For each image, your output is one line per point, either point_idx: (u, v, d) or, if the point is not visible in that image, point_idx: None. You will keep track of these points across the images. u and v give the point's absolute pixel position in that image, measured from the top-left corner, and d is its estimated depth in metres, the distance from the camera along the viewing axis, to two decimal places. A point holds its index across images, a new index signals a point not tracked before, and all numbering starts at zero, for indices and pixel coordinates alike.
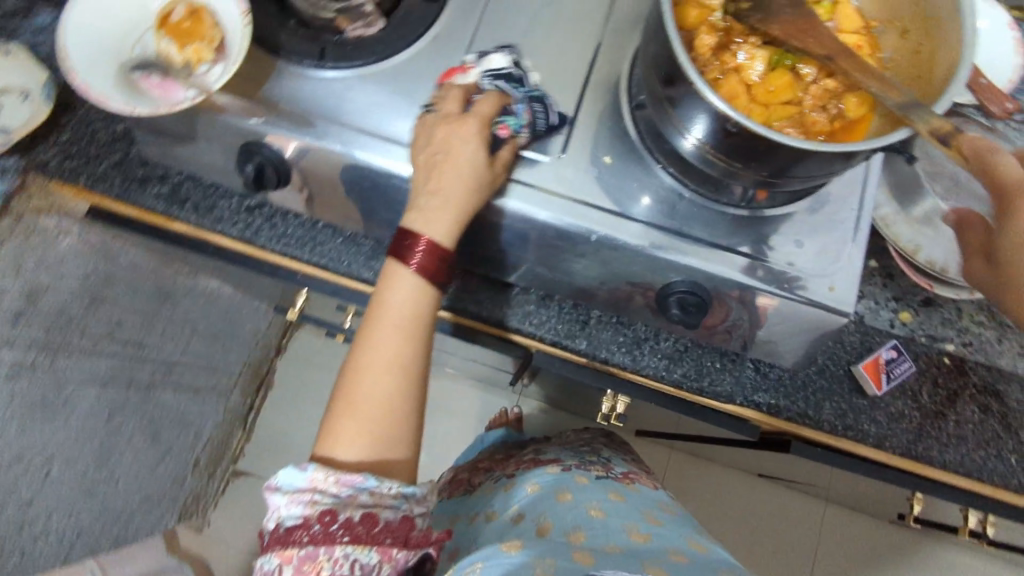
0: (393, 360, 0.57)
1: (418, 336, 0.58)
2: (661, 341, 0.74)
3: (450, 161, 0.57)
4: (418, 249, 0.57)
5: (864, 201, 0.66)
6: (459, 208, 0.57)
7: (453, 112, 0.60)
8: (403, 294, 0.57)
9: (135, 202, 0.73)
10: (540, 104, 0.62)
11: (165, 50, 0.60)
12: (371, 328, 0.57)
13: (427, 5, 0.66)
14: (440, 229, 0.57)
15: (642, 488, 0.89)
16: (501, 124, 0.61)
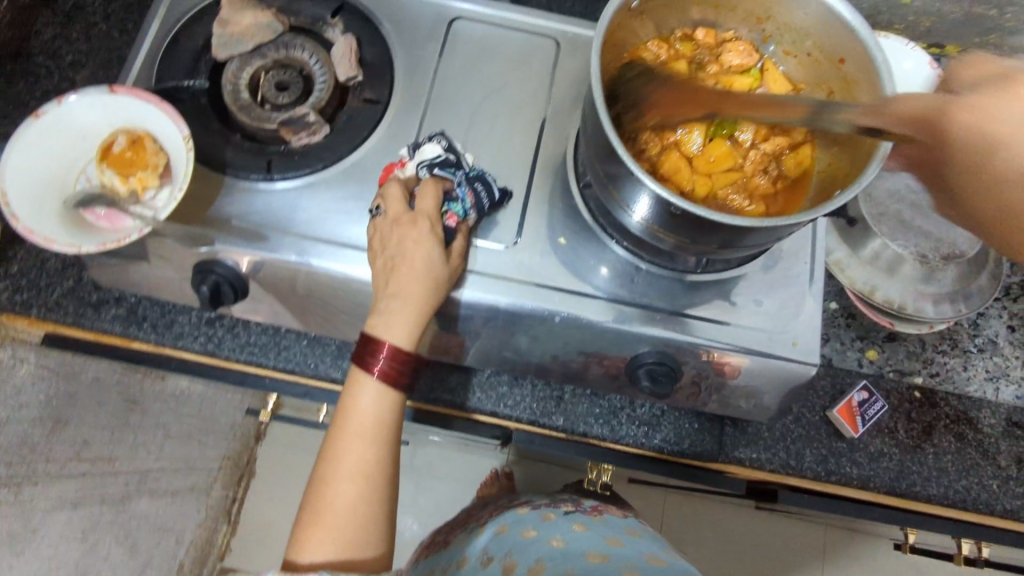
0: (360, 471, 0.53)
1: (386, 443, 0.55)
2: (638, 408, 0.75)
3: (405, 263, 0.55)
4: (382, 355, 0.54)
5: (814, 254, 0.67)
6: (419, 309, 0.55)
7: (399, 211, 0.58)
8: (369, 401, 0.54)
9: (90, 327, 0.71)
10: (479, 183, 0.60)
11: (108, 182, 0.59)
12: (336, 438, 0.54)
13: (369, 106, 0.67)
14: (401, 333, 0.55)
15: (609, 518, 0.79)
16: (449, 212, 0.59)
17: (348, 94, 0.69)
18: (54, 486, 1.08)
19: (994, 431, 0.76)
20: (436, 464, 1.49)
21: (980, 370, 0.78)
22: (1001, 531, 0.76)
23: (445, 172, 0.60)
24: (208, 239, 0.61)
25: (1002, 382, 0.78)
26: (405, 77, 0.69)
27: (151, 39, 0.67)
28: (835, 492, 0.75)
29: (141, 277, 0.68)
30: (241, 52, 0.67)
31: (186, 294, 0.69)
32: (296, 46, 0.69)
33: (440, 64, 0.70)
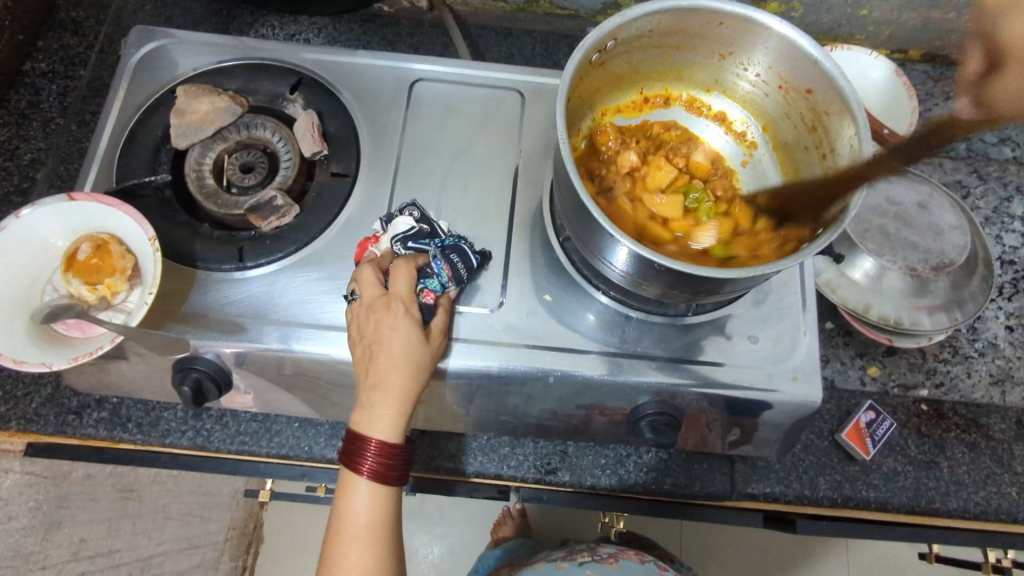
0: (362, 574, 0.54)
1: (384, 540, 0.55)
2: (644, 454, 0.73)
3: (385, 351, 0.55)
4: (370, 454, 0.54)
5: (803, 282, 0.66)
6: (401, 398, 0.55)
7: (374, 296, 0.57)
8: (363, 502, 0.55)
9: (73, 434, 0.69)
10: (456, 254, 0.60)
11: (75, 292, 0.57)
12: (334, 541, 0.55)
13: (338, 179, 0.66)
14: (387, 427, 0.55)
15: (624, 564, 0.78)
16: (425, 289, 0.59)
17: (315, 169, 0.67)
18: None
19: (1007, 436, 0.75)
20: (446, 510, 1.46)
21: (984, 374, 0.77)
22: None
23: (420, 244, 0.60)
24: (184, 337, 0.59)
25: (1008, 384, 0.77)
26: (371, 145, 0.68)
27: (108, 135, 0.66)
28: (853, 516, 0.73)
29: (120, 380, 0.65)
30: (201, 138, 0.66)
31: (169, 392, 0.66)
32: (258, 125, 0.68)
33: (405, 129, 0.69)
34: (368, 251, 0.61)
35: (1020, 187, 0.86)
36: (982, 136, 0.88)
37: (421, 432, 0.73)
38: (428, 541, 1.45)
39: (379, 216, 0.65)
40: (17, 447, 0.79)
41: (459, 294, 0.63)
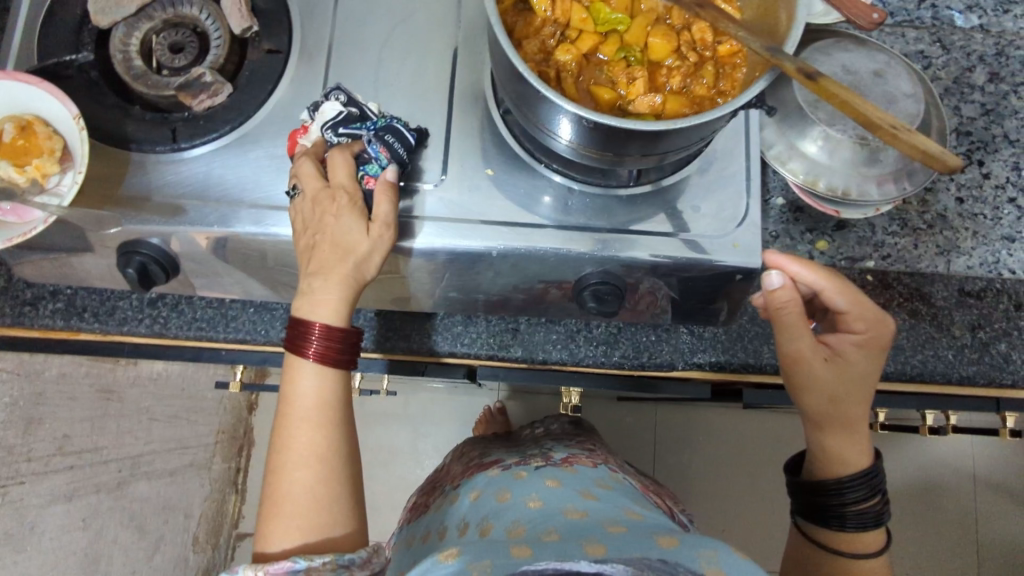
0: (313, 454, 0.57)
1: (334, 423, 0.58)
2: (594, 328, 0.75)
3: (327, 238, 0.56)
4: (315, 337, 0.56)
5: (749, 149, 0.66)
6: (346, 281, 0.57)
7: (316, 187, 0.57)
8: (309, 383, 0.57)
9: (31, 324, 0.70)
10: (390, 135, 0.59)
11: (4, 174, 0.57)
12: (284, 426, 0.57)
13: (271, 56, 0.64)
14: (330, 311, 0.57)
15: (581, 469, 0.84)
16: (365, 176, 0.58)
17: (248, 47, 0.65)
18: (42, 481, 1.00)
19: (948, 303, 0.77)
20: (429, 409, 1.52)
21: (932, 245, 0.78)
22: (959, 394, 0.79)
23: (351, 129, 0.58)
24: (123, 220, 0.59)
25: (954, 254, 0.78)
26: (303, 20, 0.65)
27: (24, 15, 0.63)
28: None
29: (71, 268, 0.66)
30: (124, 16, 0.63)
31: (120, 278, 0.67)
32: (183, 1, 0.65)
33: (338, 2, 0.66)
34: (298, 142, 0.60)
35: (983, 56, 0.84)
36: (948, 3, 0.85)
37: (378, 314, 0.75)
38: (412, 438, 1.51)
39: (304, 109, 0.62)
40: None
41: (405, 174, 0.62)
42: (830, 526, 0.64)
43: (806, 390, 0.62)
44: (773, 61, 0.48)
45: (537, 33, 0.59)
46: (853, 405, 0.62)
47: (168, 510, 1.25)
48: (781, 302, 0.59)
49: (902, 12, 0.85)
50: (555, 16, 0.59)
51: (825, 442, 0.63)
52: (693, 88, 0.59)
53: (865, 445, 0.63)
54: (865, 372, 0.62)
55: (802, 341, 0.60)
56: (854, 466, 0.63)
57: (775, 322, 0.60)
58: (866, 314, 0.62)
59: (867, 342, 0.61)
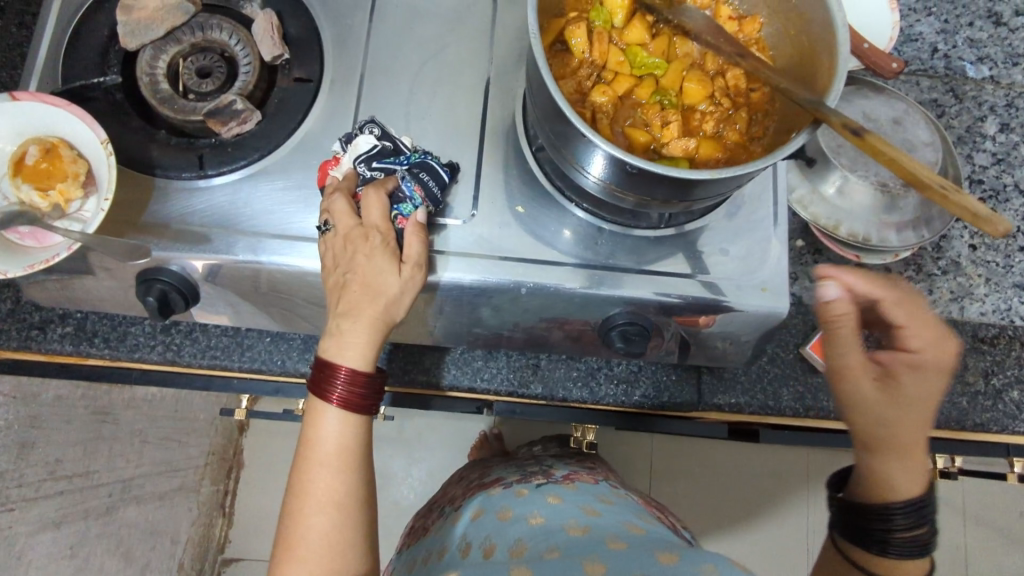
0: (330, 500, 0.55)
1: (353, 468, 0.56)
2: (615, 366, 0.74)
3: (358, 278, 0.55)
4: (340, 381, 0.55)
5: (778, 195, 0.66)
6: (374, 324, 0.56)
7: (350, 226, 0.56)
8: (332, 428, 0.56)
9: (38, 348, 0.68)
10: (424, 172, 0.58)
11: (27, 198, 0.55)
12: (303, 469, 0.55)
13: (302, 85, 0.64)
14: (358, 355, 0.56)
15: (581, 484, 0.83)
16: (399, 216, 0.57)
17: (277, 75, 0.64)
18: (31, 508, 1.06)
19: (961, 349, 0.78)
20: (425, 434, 1.48)
21: (947, 291, 0.79)
22: (972, 441, 0.79)
23: (385, 163, 0.58)
24: (147, 247, 0.57)
25: (966, 301, 0.79)
26: (335, 50, 0.65)
27: (50, 35, 0.62)
28: (814, 424, 0.76)
29: (84, 294, 0.64)
30: (153, 39, 0.62)
31: (136, 305, 0.65)
32: (213, 26, 0.64)
33: (370, 33, 0.66)
34: (329, 175, 0.59)
35: (994, 107, 0.86)
36: (960, 54, 0.87)
37: (395, 345, 0.74)
38: (406, 465, 1.48)
39: (336, 140, 0.62)
40: None
41: (436, 210, 0.61)
42: (869, 552, 0.60)
43: (853, 408, 0.60)
44: (818, 113, 0.48)
45: (574, 74, 0.59)
46: (906, 426, 0.58)
47: (155, 535, 1.21)
48: (835, 315, 0.61)
49: (916, 61, 0.87)
50: (592, 57, 0.59)
51: (872, 462, 0.59)
52: (726, 133, 0.59)
53: (920, 468, 0.59)
54: (920, 394, 0.59)
55: (852, 356, 0.60)
56: (904, 489, 0.58)
57: (826, 333, 0.62)
58: (921, 332, 0.61)
59: (921, 362, 0.60)
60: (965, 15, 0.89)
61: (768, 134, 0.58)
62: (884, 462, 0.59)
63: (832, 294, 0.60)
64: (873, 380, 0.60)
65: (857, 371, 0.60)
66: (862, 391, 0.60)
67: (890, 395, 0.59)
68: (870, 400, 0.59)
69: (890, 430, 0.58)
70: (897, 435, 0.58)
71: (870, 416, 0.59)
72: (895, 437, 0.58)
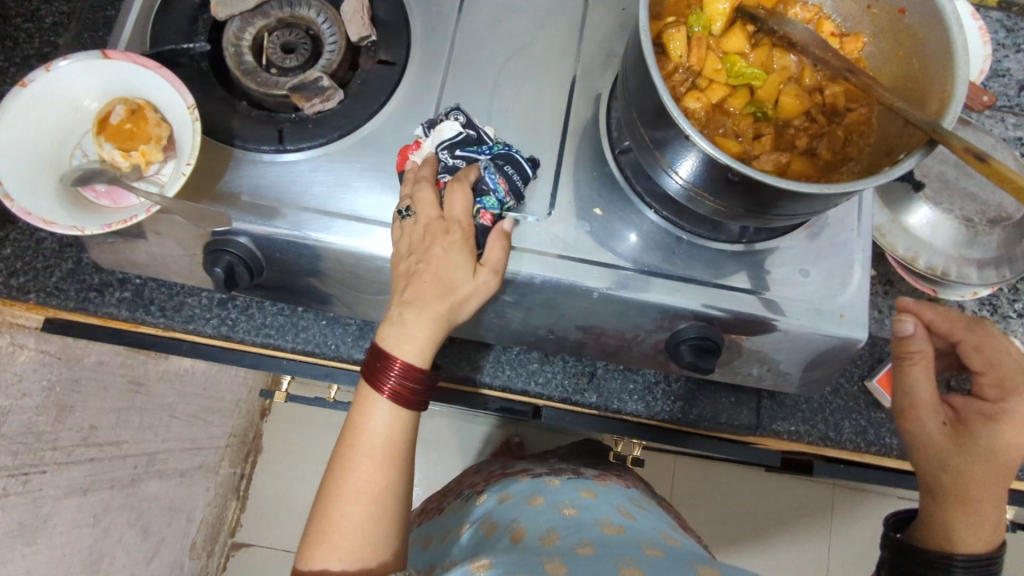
0: (369, 491, 0.53)
1: (396, 465, 0.54)
2: (673, 382, 0.72)
3: (430, 270, 0.54)
4: (394, 373, 0.53)
5: (863, 220, 0.63)
6: (440, 320, 0.54)
7: (432, 216, 0.55)
8: (381, 421, 0.54)
9: (94, 311, 0.67)
10: (508, 166, 0.58)
11: (108, 157, 0.54)
12: (347, 455, 0.54)
13: (387, 68, 0.63)
14: (418, 350, 0.54)
15: (614, 486, 0.81)
16: (481, 210, 0.57)
17: (362, 57, 0.63)
18: (63, 472, 0.97)
19: None
20: (445, 435, 1.47)
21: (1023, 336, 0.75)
22: None
23: (468, 152, 0.58)
24: (224, 214, 0.56)
25: None
26: (421, 36, 0.64)
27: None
28: (870, 461, 0.73)
29: (148, 259, 0.63)
30: (242, 10, 0.62)
31: (199, 276, 0.65)
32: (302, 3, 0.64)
33: (458, 22, 0.65)
34: (409, 158, 0.58)
35: None
36: None
37: (450, 340, 0.72)
38: (425, 464, 1.45)
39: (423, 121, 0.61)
40: (33, 324, 0.78)
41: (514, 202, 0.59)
42: None
43: (915, 449, 0.60)
44: (934, 135, 0.45)
45: (669, 77, 0.57)
46: (976, 478, 0.57)
47: (172, 512, 1.22)
48: (911, 350, 0.60)
49: (1002, 97, 0.84)
50: (689, 62, 0.57)
51: (935, 510, 0.59)
52: (818, 151, 0.58)
53: (985, 529, 0.57)
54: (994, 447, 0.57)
55: (923, 389, 0.59)
56: (967, 547, 0.57)
57: (896, 365, 0.61)
58: (1003, 383, 0.59)
59: (999, 412, 0.57)
60: None
61: (866, 155, 0.56)
62: (947, 513, 0.58)
63: (909, 324, 0.60)
64: (941, 423, 0.59)
65: (923, 410, 0.59)
66: (927, 427, 0.59)
67: (963, 437, 0.58)
68: (939, 442, 0.58)
69: (953, 474, 0.57)
70: (962, 485, 0.57)
71: (937, 459, 0.58)
72: (960, 487, 0.57)
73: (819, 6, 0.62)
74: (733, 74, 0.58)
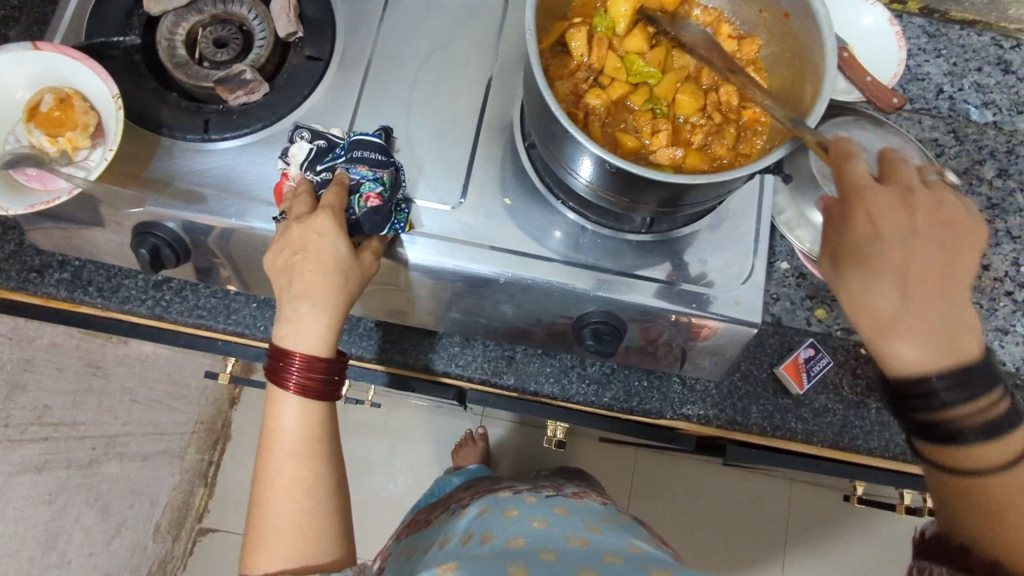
0: (299, 489, 0.57)
1: (318, 456, 0.58)
2: (588, 366, 0.75)
3: (309, 261, 0.56)
4: (294, 367, 0.56)
5: (761, 213, 0.67)
6: (339, 298, 0.57)
7: (304, 213, 0.57)
8: (290, 418, 0.57)
9: (35, 291, 0.70)
10: (359, 149, 0.60)
11: (37, 142, 0.58)
12: (269, 456, 0.57)
13: (311, 63, 0.66)
14: (315, 341, 0.57)
15: (589, 503, 0.83)
16: (364, 196, 0.58)
17: (289, 52, 0.67)
18: None
19: None
20: (409, 425, 1.50)
21: None
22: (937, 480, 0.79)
23: (326, 163, 0.60)
24: (145, 199, 0.60)
25: None
26: (346, 33, 0.68)
27: None
28: (779, 444, 0.77)
29: (83, 242, 0.67)
30: (176, 6, 0.65)
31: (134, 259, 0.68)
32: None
33: (383, 20, 0.68)
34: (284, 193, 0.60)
35: (994, 151, 0.85)
36: (965, 97, 0.88)
37: (377, 323, 0.75)
38: (388, 453, 1.48)
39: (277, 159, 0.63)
40: None
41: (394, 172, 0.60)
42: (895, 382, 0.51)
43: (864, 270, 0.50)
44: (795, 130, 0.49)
45: (571, 76, 0.61)
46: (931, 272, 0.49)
47: (134, 495, 1.27)
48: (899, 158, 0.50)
49: (920, 100, 0.88)
50: (590, 61, 0.61)
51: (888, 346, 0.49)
52: (713, 146, 0.61)
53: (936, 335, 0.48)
54: (874, 275, 0.50)
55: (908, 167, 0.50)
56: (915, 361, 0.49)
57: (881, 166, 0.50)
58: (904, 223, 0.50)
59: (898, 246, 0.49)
60: (974, 60, 0.90)
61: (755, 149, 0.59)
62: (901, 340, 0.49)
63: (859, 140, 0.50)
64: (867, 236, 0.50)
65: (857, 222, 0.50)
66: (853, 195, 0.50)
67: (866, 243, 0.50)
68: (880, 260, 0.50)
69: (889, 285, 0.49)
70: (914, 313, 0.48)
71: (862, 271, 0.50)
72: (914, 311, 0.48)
73: (718, 10, 0.66)
74: (632, 73, 0.62)
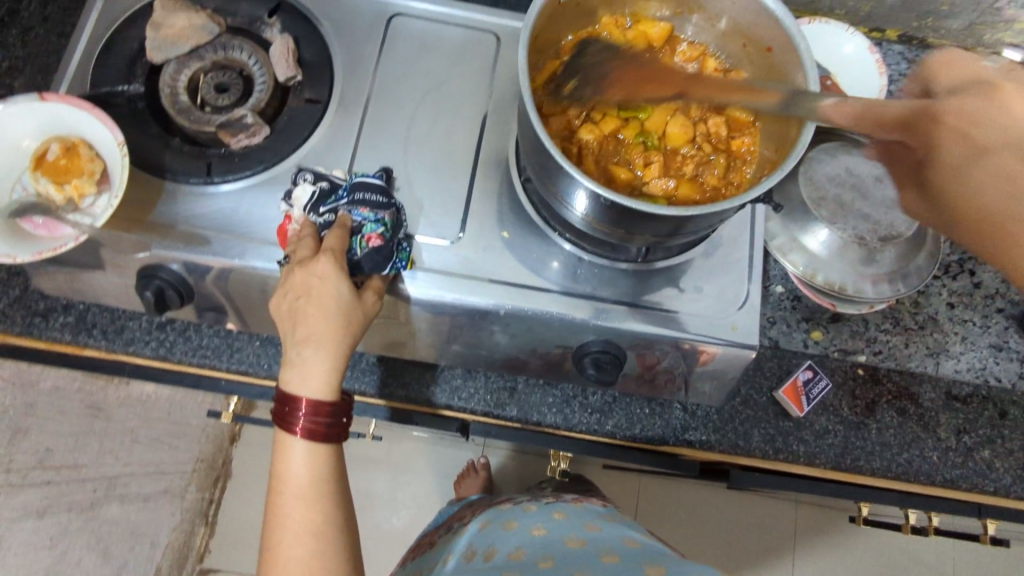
0: (308, 530, 0.57)
1: (325, 493, 0.58)
2: (590, 395, 0.76)
3: (313, 305, 0.57)
4: (302, 412, 0.57)
5: (753, 240, 0.68)
6: (343, 338, 0.58)
7: (306, 258, 0.58)
8: (299, 462, 0.57)
9: (40, 335, 0.71)
10: (361, 191, 0.61)
11: (44, 191, 0.60)
12: (277, 500, 0.57)
13: (310, 105, 0.68)
14: (319, 384, 0.57)
15: (590, 504, 0.83)
16: (365, 236, 0.59)
17: (289, 95, 0.69)
18: None
19: (934, 405, 0.77)
20: (411, 457, 1.49)
21: (922, 346, 0.79)
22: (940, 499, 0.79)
23: (327, 204, 0.61)
24: (150, 244, 0.61)
25: (943, 356, 0.79)
26: (344, 75, 0.70)
27: (86, 47, 0.67)
28: (781, 468, 0.77)
29: (87, 285, 0.68)
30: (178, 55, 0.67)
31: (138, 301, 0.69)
32: (235, 47, 0.69)
33: (379, 62, 0.70)
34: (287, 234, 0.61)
35: None
36: None
37: (378, 358, 0.76)
38: (391, 486, 1.47)
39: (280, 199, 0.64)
40: None
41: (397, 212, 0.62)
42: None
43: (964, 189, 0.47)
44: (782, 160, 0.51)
45: (564, 112, 0.63)
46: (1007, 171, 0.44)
47: (135, 536, 1.27)
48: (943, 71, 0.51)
49: None
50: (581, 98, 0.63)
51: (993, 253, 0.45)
52: (705, 176, 0.63)
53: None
54: (970, 184, 0.46)
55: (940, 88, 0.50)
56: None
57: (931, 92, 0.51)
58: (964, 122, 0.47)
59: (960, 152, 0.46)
60: None
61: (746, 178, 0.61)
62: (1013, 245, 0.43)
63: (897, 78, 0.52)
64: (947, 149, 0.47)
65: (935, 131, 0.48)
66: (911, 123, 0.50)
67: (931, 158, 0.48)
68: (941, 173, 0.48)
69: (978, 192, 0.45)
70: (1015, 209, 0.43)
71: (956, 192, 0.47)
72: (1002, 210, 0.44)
73: (703, 44, 0.69)
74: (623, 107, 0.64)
